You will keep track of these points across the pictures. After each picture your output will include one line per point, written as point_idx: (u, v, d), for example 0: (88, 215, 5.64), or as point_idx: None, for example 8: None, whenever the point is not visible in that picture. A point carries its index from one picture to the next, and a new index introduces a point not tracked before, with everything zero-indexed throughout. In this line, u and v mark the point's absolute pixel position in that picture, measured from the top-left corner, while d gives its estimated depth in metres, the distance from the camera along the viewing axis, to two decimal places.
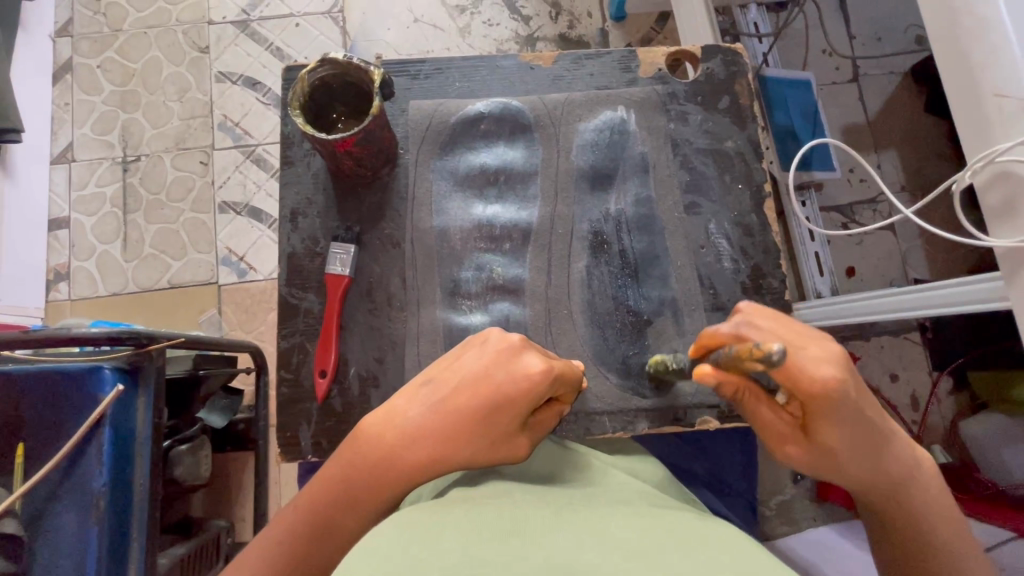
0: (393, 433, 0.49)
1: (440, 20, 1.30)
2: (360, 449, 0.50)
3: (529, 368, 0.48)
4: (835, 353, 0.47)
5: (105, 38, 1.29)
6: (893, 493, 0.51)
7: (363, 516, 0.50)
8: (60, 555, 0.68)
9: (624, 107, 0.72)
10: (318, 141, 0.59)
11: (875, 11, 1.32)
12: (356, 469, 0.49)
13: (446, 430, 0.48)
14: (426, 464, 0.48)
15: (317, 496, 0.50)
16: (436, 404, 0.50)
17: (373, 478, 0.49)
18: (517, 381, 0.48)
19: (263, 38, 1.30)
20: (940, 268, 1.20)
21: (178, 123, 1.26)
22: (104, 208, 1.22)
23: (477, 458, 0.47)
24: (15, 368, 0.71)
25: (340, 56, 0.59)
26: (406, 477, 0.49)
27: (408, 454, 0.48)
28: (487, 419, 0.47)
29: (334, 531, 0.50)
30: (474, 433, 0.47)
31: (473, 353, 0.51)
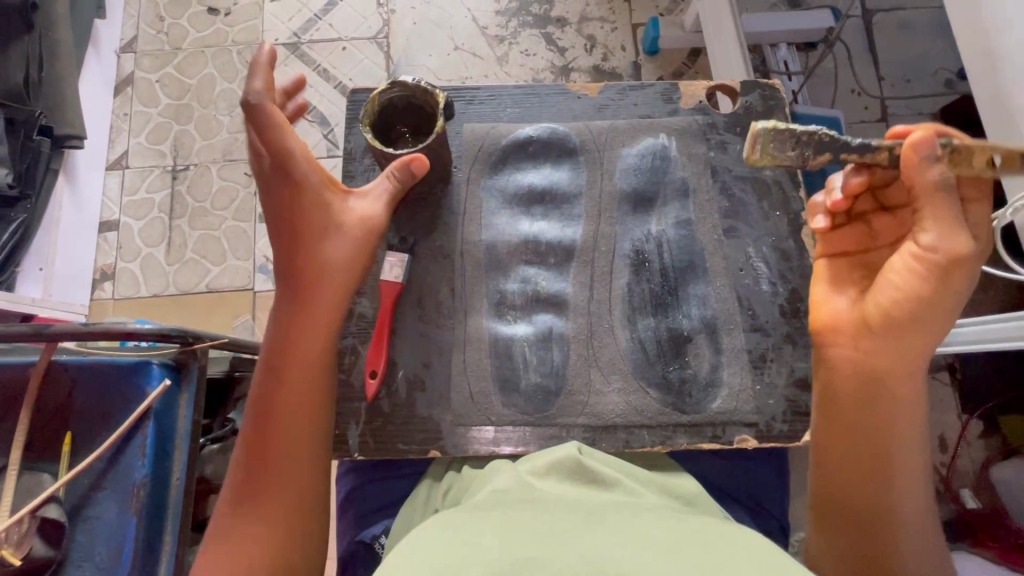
0: (281, 306, 0.62)
1: (479, 49, 1.36)
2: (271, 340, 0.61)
3: (306, 175, 0.61)
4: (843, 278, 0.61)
5: (165, 55, 1.37)
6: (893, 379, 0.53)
7: (295, 372, 0.60)
8: (99, 542, 0.70)
9: (666, 135, 0.75)
10: (384, 157, 0.64)
11: (905, 55, 1.35)
12: (272, 344, 0.61)
13: (326, 273, 0.62)
14: (316, 287, 0.61)
15: (256, 387, 0.61)
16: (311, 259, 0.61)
17: (288, 337, 0.61)
18: (311, 196, 0.62)
19: (312, 59, 1.37)
20: (969, 308, 1.20)
21: (227, 135, 1.32)
22: (152, 212, 1.28)
23: (338, 258, 0.62)
24: (70, 359, 0.74)
25: (410, 79, 0.63)
26: (310, 311, 0.61)
27: (302, 310, 0.61)
28: (307, 224, 0.61)
29: (278, 402, 0.59)
30: (315, 252, 0.62)
31: (321, 214, 0.62)
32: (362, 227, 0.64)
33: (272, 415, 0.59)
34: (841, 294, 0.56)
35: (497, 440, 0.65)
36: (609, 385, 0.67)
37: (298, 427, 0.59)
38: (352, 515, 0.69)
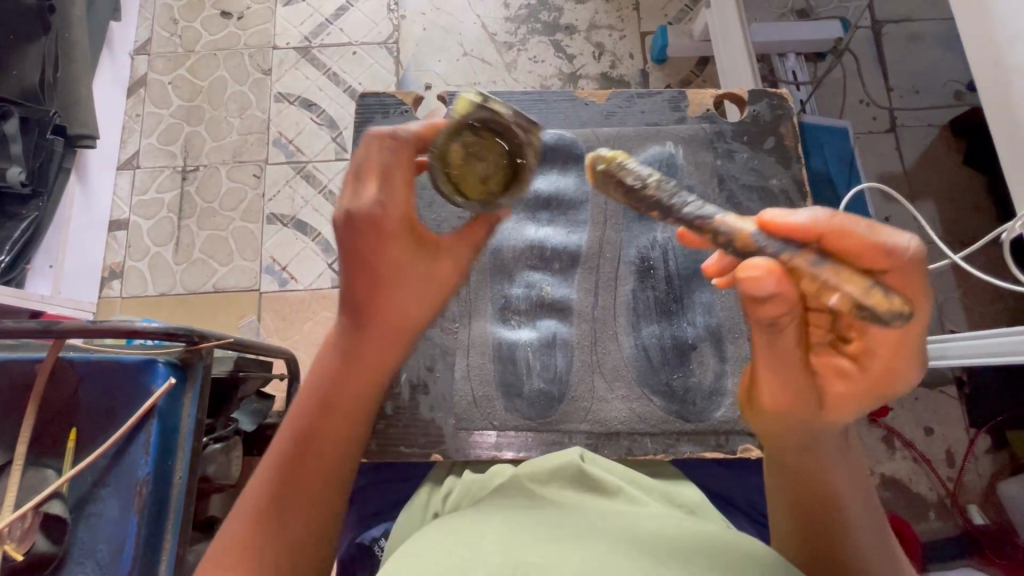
0: (332, 343, 0.51)
1: (488, 56, 1.37)
2: (356, 344, 0.51)
3: (373, 198, 0.48)
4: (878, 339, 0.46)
5: (178, 57, 1.39)
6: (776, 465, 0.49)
7: (340, 421, 0.51)
8: (100, 539, 0.71)
9: (673, 143, 0.75)
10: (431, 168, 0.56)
11: (915, 66, 1.34)
12: (320, 380, 0.51)
13: (414, 290, 0.51)
14: (385, 337, 0.51)
15: (308, 393, 0.51)
16: (402, 266, 0.50)
17: (337, 378, 0.51)
18: (374, 218, 0.48)
19: (322, 64, 1.38)
20: (978, 321, 1.19)
21: (237, 137, 1.33)
22: (160, 212, 1.29)
23: (434, 272, 0.52)
24: (77, 356, 0.75)
25: (504, 111, 0.52)
26: (367, 360, 0.51)
27: (390, 323, 0.50)
28: (363, 249, 0.48)
29: (314, 449, 0.49)
30: (383, 300, 0.50)
31: (386, 259, 0.49)
32: (440, 281, 0.52)
33: (303, 460, 0.49)
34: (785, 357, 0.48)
35: (498, 445, 0.65)
36: (612, 392, 0.66)
37: (326, 479, 0.50)
38: (352, 517, 0.69)
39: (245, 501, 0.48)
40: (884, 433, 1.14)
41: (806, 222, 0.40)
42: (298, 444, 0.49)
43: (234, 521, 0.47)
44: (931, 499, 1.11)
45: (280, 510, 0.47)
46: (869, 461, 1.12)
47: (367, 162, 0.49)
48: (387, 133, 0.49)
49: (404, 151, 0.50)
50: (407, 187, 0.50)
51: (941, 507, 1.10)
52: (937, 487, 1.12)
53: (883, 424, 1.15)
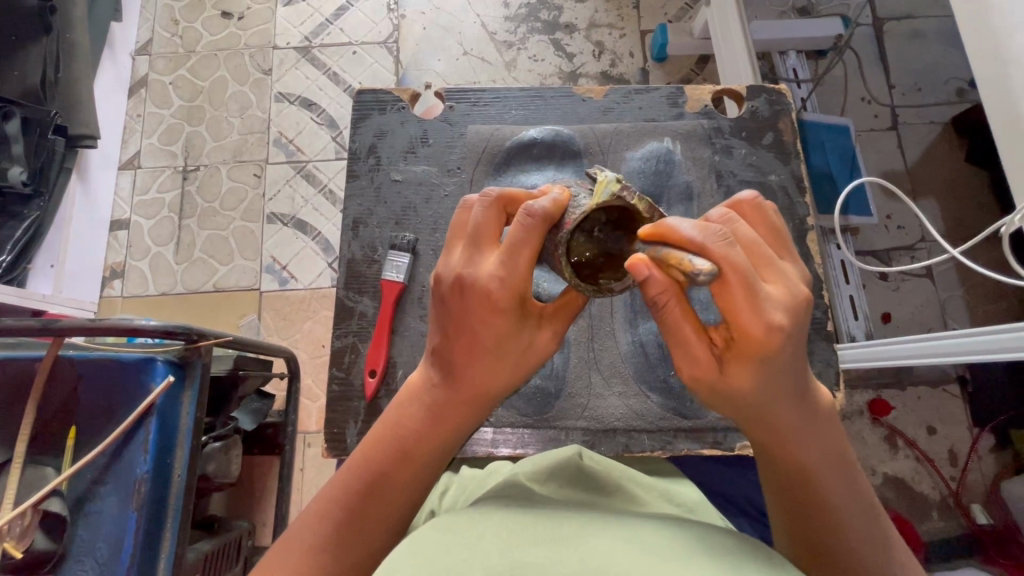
0: (422, 395, 0.51)
1: (488, 54, 1.37)
2: (447, 401, 0.50)
3: (491, 272, 0.46)
4: (798, 298, 0.40)
5: (179, 57, 1.39)
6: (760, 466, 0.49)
7: (415, 472, 0.50)
8: (99, 537, 0.71)
9: (671, 139, 0.75)
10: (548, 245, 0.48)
11: (917, 63, 1.34)
12: (404, 425, 0.51)
13: (503, 356, 0.49)
14: (472, 397, 0.50)
15: (391, 435, 0.50)
16: (502, 334, 0.48)
17: (421, 431, 0.50)
18: (486, 288, 0.46)
19: (322, 63, 1.38)
20: (980, 319, 1.18)
21: (238, 137, 1.34)
22: (161, 212, 1.30)
23: (534, 345, 0.49)
24: (76, 354, 0.75)
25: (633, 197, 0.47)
26: (452, 420, 0.51)
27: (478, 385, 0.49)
28: (463, 308, 0.47)
29: (385, 489, 0.49)
30: (469, 358, 0.49)
31: (480, 320, 0.47)
32: (536, 354, 0.50)
33: (372, 497, 0.49)
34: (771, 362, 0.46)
35: (495, 441, 0.65)
36: (610, 389, 0.66)
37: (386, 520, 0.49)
38: None
39: (315, 526, 0.48)
40: (886, 432, 1.13)
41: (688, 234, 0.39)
42: (370, 477, 0.49)
43: (296, 536, 0.48)
44: (934, 498, 1.10)
45: (344, 540, 0.47)
46: (871, 460, 1.12)
47: (514, 227, 0.44)
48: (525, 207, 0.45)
49: (538, 223, 0.44)
50: (529, 265, 0.46)
51: (944, 506, 1.09)
52: (940, 486, 1.11)
53: (884, 422, 1.14)
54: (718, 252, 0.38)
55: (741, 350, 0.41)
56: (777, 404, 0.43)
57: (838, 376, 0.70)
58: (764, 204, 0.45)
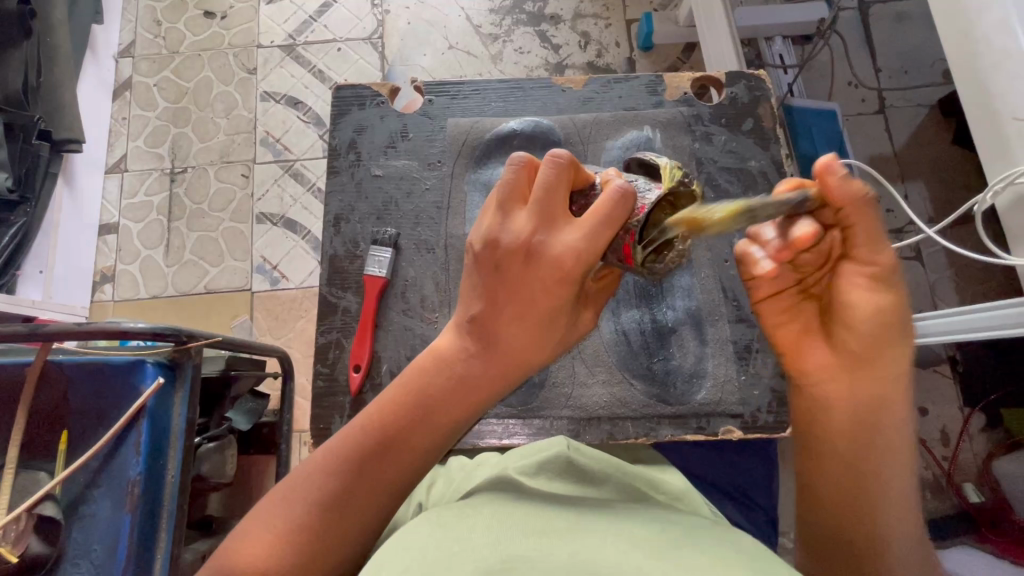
0: (464, 364, 0.50)
1: (474, 48, 1.37)
2: (486, 373, 0.50)
3: (570, 244, 0.46)
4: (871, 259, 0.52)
5: (163, 58, 1.39)
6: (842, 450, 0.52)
7: (437, 438, 0.50)
8: (94, 540, 0.71)
9: (650, 127, 0.75)
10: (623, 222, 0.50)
11: (902, 45, 1.34)
12: (430, 392, 0.49)
13: (548, 330, 0.49)
14: (509, 370, 0.50)
15: (427, 401, 0.49)
16: (555, 307, 0.48)
17: (453, 399, 0.50)
18: (560, 258, 0.46)
19: (307, 61, 1.37)
20: (969, 300, 1.19)
21: (224, 137, 1.33)
22: (150, 215, 1.29)
23: (575, 324, 0.51)
24: (64, 359, 0.75)
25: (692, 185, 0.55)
26: (487, 392, 0.51)
27: (517, 356, 0.49)
28: (521, 273, 0.47)
29: (398, 452, 0.49)
30: (510, 328, 0.48)
31: (535, 290, 0.47)
32: (571, 332, 0.51)
33: (387, 455, 0.48)
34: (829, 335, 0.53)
35: (480, 432, 0.65)
36: (594, 377, 0.67)
37: (396, 480, 0.49)
38: None
39: (324, 478, 0.48)
40: None
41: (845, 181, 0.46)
42: (393, 433, 0.49)
43: (293, 493, 0.48)
44: (927, 478, 1.11)
45: (346, 498, 0.47)
46: None
47: (603, 200, 0.46)
48: (612, 184, 0.47)
49: (623, 196, 0.46)
50: (606, 244, 0.47)
51: (937, 486, 1.11)
52: (933, 466, 1.12)
53: None
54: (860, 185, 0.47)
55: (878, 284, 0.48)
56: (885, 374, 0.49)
57: None
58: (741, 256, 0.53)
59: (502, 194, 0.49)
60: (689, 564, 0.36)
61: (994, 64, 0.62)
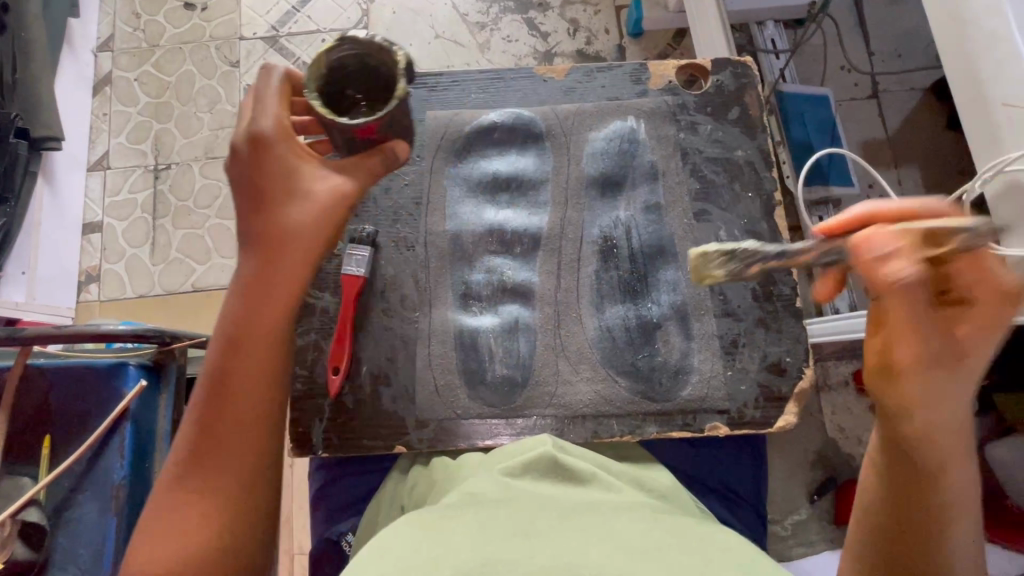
0: (239, 298, 0.49)
1: (461, 37, 1.34)
2: (259, 275, 0.49)
3: (258, 117, 0.50)
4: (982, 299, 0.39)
5: (142, 52, 1.36)
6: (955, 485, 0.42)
7: (242, 370, 0.48)
8: (80, 545, 0.70)
9: (634, 117, 0.74)
10: (335, 126, 0.48)
11: (894, 28, 1.32)
12: (219, 331, 0.49)
13: (303, 201, 0.49)
14: (275, 251, 0.49)
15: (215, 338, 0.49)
16: (292, 173, 0.50)
17: (239, 321, 0.48)
18: (258, 133, 0.49)
19: (291, 53, 1.35)
20: None
21: (208, 133, 1.31)
22: (134, 213, 1.27)
23: (333, 186, 0.50)
24: (46, 362, 0.74)
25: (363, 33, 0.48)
26: (270, 296, 0.49)
27: (282, 242, 0.49)
28: (268, 192, 0.49)
29: (230, 409, 0.47)
30: (274, 241, 0.49)
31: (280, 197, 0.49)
32: (335, 193, 0.50)
33: (215, 422, 0.47)
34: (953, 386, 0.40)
35: (464, 432, 0.64)
36: (577, 375, 0.66)
37: (241, 441, 0.47)
38: (321, 513, 0.67)
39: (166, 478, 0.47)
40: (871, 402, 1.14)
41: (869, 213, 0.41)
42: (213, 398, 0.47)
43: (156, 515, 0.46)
44: None
45: (199, 485, 0.46)
46: (856, 431, 1.12)
47: (249, 107, 0.51)
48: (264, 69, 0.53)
49: (275, 79, 0.51)
50: (286, 107, 0.51)
51: None
52: None
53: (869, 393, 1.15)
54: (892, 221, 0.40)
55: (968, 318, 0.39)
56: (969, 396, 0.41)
57: (807, 351, 0.67)
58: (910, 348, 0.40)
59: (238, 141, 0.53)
60: (672, 565, 0.36)
61: (984, 48, 0.61)
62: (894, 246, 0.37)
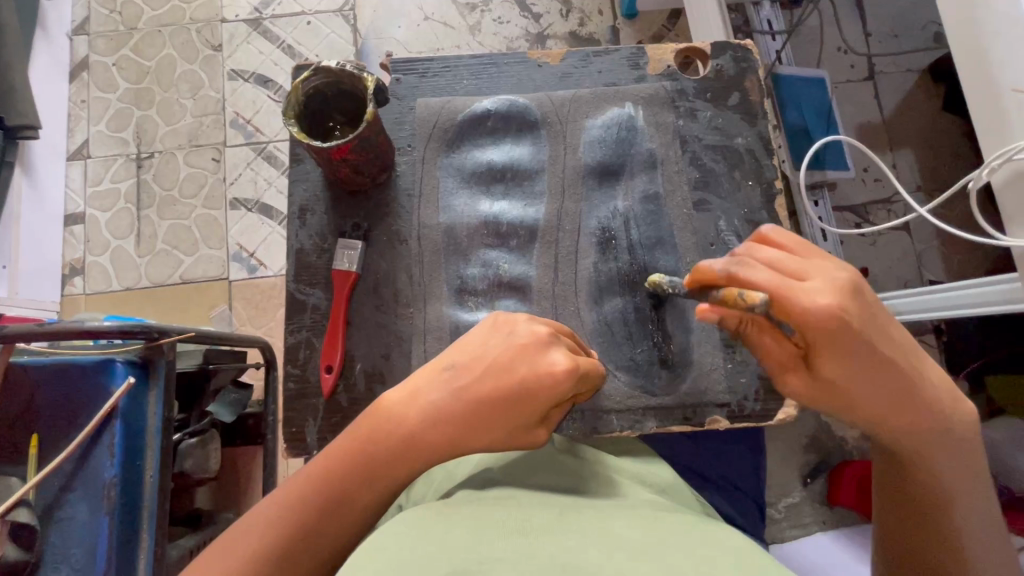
0: (360, 460, 0.50)
1: (451, 18, 1.30)
2: (396, 446, 0.50)
3: (548, 360, 0.50)
4: (834, 305, 0.44)
5: (120, 36, 1.31)
6: (913, 436, 0.47)
7: (355, 511, 0.50)
8: (72, 545, 0.70)
9: (632, 104, 0.72)
10: (314, 148, 0.60)
11: (892, 8, 1.29)
12: (345, 476, 0.49)
13: (474, 416, 0.49)
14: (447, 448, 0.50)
15: (331, 478, 0.49)
16: (461, 391, 0.50)
17: (376, 476, 0.50)
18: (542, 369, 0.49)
19: (276, 36, 1.30)
20: (956, 271, 1.18)
21: (191, 120, 1.27)
22: (118, 203, 1.24)
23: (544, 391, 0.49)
24: (29, 360, 0.72)
25: (333, 64, 0.60)
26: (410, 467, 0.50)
27: (431, 437, 0.49)
28: (500, 416, 0.49)
29: (347, 504, 0.49)
30: (545, 394, 0.49)
31: (495, 339, 0.52)
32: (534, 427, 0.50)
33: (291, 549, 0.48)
34: (853, 383, 0.46)
35: None
36: None
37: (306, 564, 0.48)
38: None
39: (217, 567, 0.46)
40: None
41: (721, 270, 0.48)
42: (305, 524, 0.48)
43: (221, 560, 0.47)
44: None
45: None
46: None
47: (537, 374, 0.49)
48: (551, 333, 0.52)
49: (540, 339, 0.51)
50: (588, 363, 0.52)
51: None
52: None
53: None
54: (741, 274, 0.47)
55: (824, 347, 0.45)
56: (860, 381, 0.46)
57: None
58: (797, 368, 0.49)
59: (486, 337, 0.53)
60: (675, 567, 0.34)
61: (994, 31, 0.60)
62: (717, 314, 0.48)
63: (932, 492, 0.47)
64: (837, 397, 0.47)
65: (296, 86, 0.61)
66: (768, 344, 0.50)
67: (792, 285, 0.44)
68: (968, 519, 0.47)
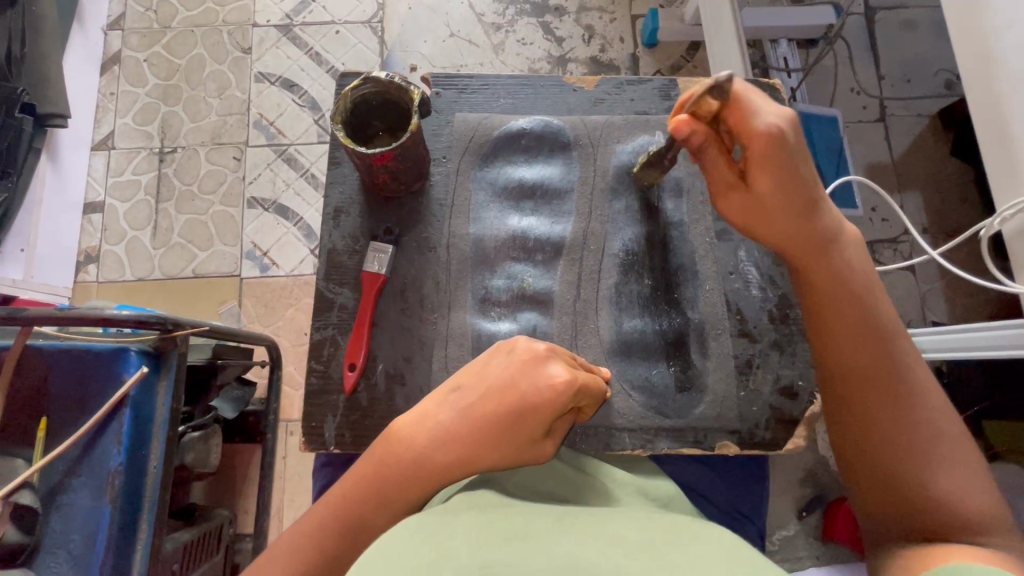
0: (373, 483, 0.52)
1: (475, 37, 1.34)
2: (405, 465, 0.51)
3: (545, 373, 0.50)
4: (787, 116, 0.53)
5: (154, 33, 1.34)
6: (859, 296, 0.55)
7: (371, 529, 0.52)
8: (73, 530, 0.70)
9: (662, 132, 0.74)
10: (358, 153, 0.61)
11: (906, 53, 1.33)
12: (361, 501, 0.52)
13: (480, 430, 0.50)
14: (459, 464, 0.50)
15: (346, 501, 0.52)
16: (469, 408, 0.51)
17: (391, 497, 0.51)
18: (543, 384, 0.50)
19: (304, 43, 1.34)
20: (958, 313, 1.20)
21: (216, 118, 1.30)
22: (138, 195, 1.26)
23: (546, 404, 0.49)
24: (46, 344, 0.73)
25: (382, 74, 0.63)
26: (419, 486, 0.51)
27: (439, 457, 0.51)
28: (509, 431, 0.49)
29: (365, 528, 0.52)
30: (547, 407, 0.49)
31: (499, 359, 0.53)
32: (540, 443, 0.50)
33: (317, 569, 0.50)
34: (785, 202, 0.54)
35: None
36: None
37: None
38: None
39: None
40: None
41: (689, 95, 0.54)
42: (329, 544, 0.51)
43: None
44: None
45: None
46: None
47: (547, 384, 0.50)
48: (554, 354, 0.53)
49: (539, 355, 0.52)
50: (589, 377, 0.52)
51: None
52: None
53: None
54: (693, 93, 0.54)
55: (761, 162, 0.53)
56: (784, 201, 0.54)
57: None
58: (738, 198, 0.56)
59: (487, 358, 0.55)
60: (676, 565, 0.35)
61: (1015, 87, 0.62)
62: (687, 133, 0.54)
63: (871, 388, 0.53)
64: (762, 210, 0.55)
65: (344, 95, 0.63)
66: (719, 176, 0.56)
67: (747, 104, 0.52)
68: (914, 412, 0.52)
